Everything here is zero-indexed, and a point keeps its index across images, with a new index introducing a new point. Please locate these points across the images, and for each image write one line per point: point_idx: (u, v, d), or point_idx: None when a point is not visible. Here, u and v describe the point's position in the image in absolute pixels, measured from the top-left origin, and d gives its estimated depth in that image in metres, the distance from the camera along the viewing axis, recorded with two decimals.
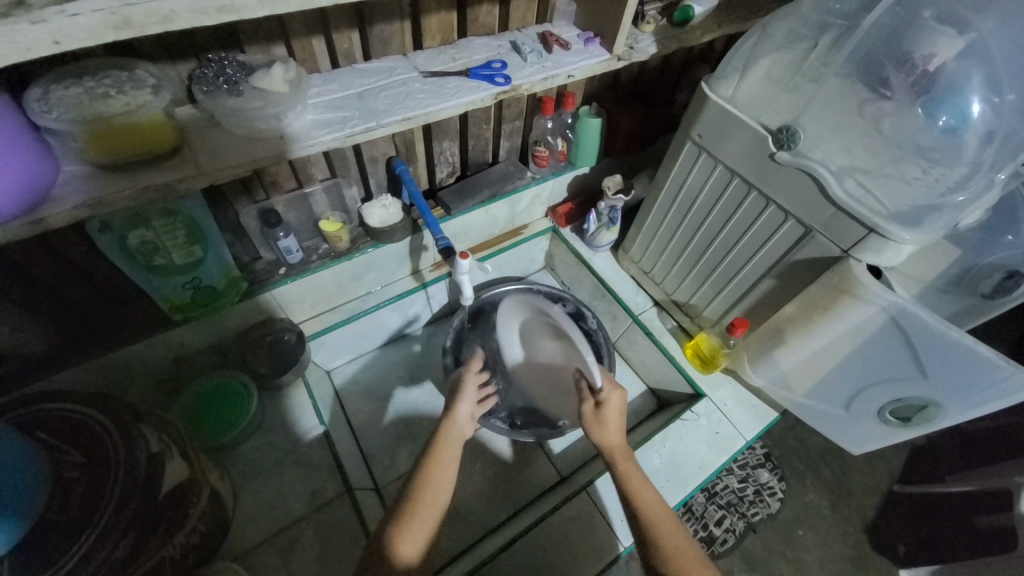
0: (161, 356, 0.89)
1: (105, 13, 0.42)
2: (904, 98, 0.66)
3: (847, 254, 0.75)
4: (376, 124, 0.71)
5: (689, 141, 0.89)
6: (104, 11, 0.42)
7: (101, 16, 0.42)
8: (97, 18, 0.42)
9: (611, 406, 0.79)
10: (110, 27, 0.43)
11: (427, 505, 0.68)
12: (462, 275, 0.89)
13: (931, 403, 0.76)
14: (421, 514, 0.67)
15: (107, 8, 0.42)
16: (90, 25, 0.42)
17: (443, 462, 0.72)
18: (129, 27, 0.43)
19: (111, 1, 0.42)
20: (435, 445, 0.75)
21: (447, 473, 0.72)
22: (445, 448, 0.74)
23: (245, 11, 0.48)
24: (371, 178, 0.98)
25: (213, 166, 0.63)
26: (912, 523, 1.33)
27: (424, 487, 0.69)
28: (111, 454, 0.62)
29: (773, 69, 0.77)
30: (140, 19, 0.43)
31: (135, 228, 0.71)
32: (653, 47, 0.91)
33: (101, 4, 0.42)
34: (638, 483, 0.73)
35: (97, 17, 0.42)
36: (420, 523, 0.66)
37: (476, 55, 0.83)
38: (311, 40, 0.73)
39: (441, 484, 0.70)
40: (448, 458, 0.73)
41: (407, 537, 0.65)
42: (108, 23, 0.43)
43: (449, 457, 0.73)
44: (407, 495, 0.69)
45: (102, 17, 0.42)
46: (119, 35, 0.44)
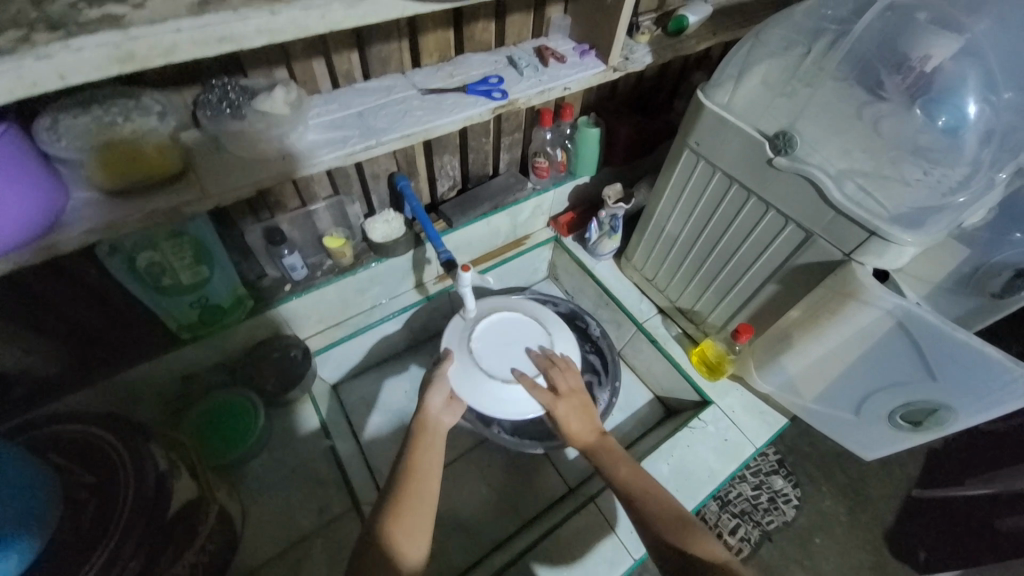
0: (169, 376, 0.90)
1: (110, 47, 0.43)
2: (901, 100, 0.67)
3: (850, 258, 0.74)
4: (376, 142, 0.73)
5: (687, 149, 0.90)
6: (109, 46, 0.43)
7: (107, 51, 0.43)
8: (102, 52, 0.43)
9: (575, 403, 0.85)
10: (115, 60, 0.44)
11: (416, 490, 0.68)
12: (463, 287, 0.89)
13: (941, 406, 0.75)
14: (412, 503, 0.66)
15: (111, 42, 0.43)
16: (95, 59, 0.43)
17: (424, 451, 0.73)
18: (133, 60, 0.45)
19: (115, 35, 0.43)
20: (414, 438, 0.75)
21: (429, 462, 0.72)
22: (424, 441, 0.74)
23: (246, 41, 0.49)
24: (373, 194, 0.99)
25: (216, 187, 0.64)
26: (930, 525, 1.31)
27: (411, 476, 0.69)
28: (121, 478, 0.63)
29: (768, 76, 0.77)
30: (143, 52, 0.45)
31: (143, 250, 0.72)
32: (649, 57, 0.92)
33: (106, 39, 0.43)
34: (619, 464, 0.77)
35: (102, 51, 0.43)
36: (413, 510, 0.65)
37: (473, 71, 0.85)
38: (312, 63, 0.74)
39: (427, 473, 0.70)
40: (428, 449, 0.74)
41: (401, 528, 0.63)
42: (114, 57, 0.44)
43: (431, 449, 0.74)
44: (393, 487, 0.69)
45: (108, 51, 0.43)
46: (123, 68, 0.45)
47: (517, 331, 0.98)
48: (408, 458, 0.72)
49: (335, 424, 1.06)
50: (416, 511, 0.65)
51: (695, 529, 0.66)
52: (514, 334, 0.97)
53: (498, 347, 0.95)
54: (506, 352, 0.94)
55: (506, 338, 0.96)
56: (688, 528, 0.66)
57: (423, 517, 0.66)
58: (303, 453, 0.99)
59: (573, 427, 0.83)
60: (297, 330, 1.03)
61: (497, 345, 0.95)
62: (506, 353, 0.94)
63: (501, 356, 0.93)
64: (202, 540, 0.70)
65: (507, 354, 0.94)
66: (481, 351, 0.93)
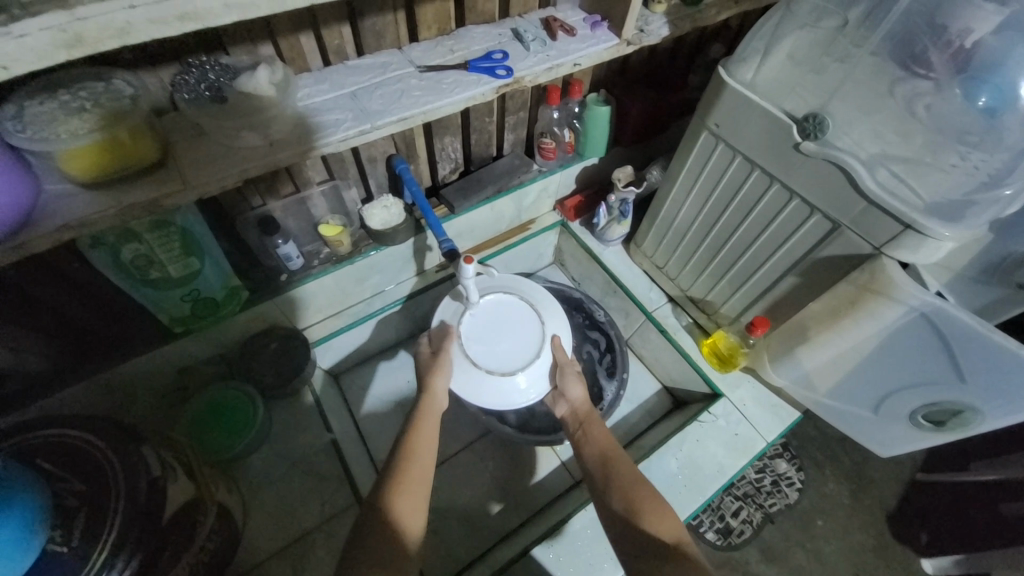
0: (165, 369, 0.88)
1: (55, 31, 0.39)
2: (943, 77, 0.60)
3: (879, 252, 0.70)
4: (370, 126, 0.68)
5: (705, 131, 0.84)
6: (53, 30, 0.39)
7: (50, 35, 0.39)
8: (46, 37, 0.39)
9: (573, 372, 0.86)
10: (61, 45, 0.40)
11: (415, 471, 0.67)
12: (467, 280, 0.81)
13: (967, 408, 0.72)
14: (413, 483, 0.66)
15: (56, 25, 0.39)
16: (39, 46, 0.39)
17: (425, 436, 0.72)
18: (82, 44, 0.41)
19: (60, 17, 0.39)
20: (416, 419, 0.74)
21: (429, 446, 0.71)
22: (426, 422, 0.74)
23: (210, 17, 0.44)
24: (371, 179, 0.94)
25: (199, 178, 0.60)
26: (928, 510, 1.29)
27: (410, 457, 0.69)
28: (110, 481, 0.61)
29: (796, 51, 0.70)
30: (92, 34, 0.41)
31: (128, 242, 0.68)
32: (665, 28, 0.85)
33: (49, 22, 0.39)
34: (599, 436, 0.77)
35: (46, 36, 0.39)
36: (411, 490, 0.65)
37: (475, 46, 0.78)
38: (298, 38, 0.68)
39: (424, 458, 0.69)
40: (428, 432, 0.73)
41: (401, 503, 0.64)
42: (60, 41, 0.40)
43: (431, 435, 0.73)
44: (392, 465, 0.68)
45: (52, 36, 0.39)
46: (71, 53, 0.41)
47: (510, 315, 0.89)
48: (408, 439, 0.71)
49: (334, 414, 1.05)
50: (414, 492, 0.65)
51: (660, 506, 0.65)
52: (507, 320, 0.89)
53: (487, 333, 0.87)
54: (497, 340, 0.86)
55: (497, 325, 0.88)
56: (654, 503, 0.66)
57: (418, 498, 0.66)
58: (304, 443, 0.98)
59: (569, 393, 0.85)
60: (297, 322, 1.00)
61: (488, 330, 0.87)
62: (497, 342, 0.86)
63: (490, 343, 0.86)
64: (200, 543, 0.70)
65: (498, 343, 0.86)
66: (469, 338, 0.86)
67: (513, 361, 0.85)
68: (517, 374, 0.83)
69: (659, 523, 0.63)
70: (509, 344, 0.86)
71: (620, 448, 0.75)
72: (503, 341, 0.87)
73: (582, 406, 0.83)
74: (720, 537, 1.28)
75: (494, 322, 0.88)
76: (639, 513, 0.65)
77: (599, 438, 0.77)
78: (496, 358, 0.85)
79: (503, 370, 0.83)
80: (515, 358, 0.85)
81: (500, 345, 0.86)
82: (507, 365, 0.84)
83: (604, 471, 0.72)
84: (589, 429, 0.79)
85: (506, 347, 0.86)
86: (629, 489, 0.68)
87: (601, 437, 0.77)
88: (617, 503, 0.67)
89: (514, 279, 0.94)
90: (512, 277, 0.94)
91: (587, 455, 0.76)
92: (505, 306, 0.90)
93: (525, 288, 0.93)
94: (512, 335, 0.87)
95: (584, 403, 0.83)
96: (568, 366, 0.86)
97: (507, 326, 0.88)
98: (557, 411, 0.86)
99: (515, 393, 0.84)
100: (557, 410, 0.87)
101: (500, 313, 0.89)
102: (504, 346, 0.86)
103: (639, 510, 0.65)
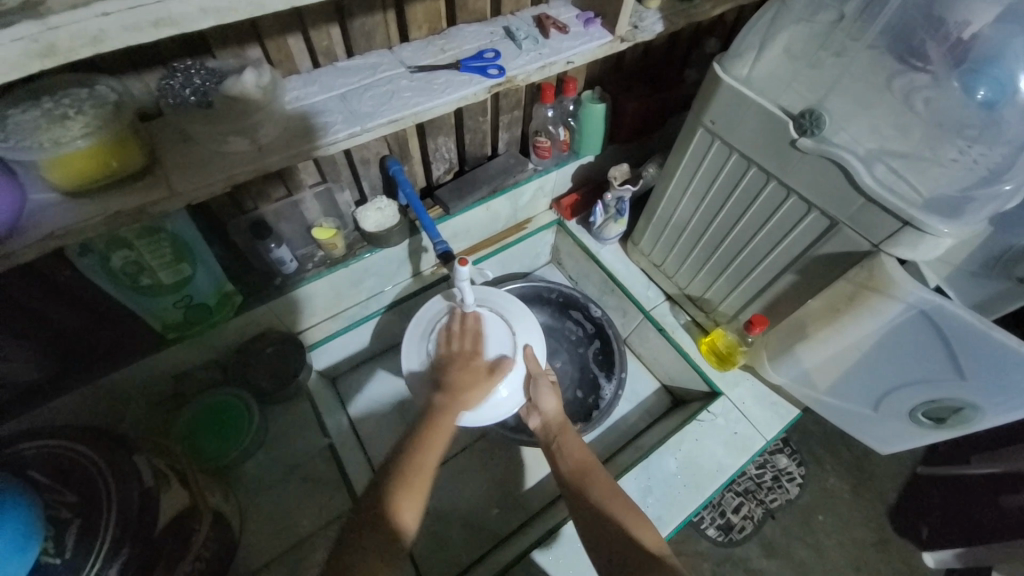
0: (159, 375, 0.87)
1: (27, 42, 0.38)
2: (940, 69, 0.60)
3: (878, 249, 0.69)
4: (360, 129, 0.67)
5: (701, 127, 0.83)
6: (25, 40, 0.38)
7: (23, 46, 0.39)
8: (18, 47, 0.39)
9: (547, 385, 0.85)
10: (34, 56, 0.39)
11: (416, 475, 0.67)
12: (461, 282, 0.80)
13: (967, 405, 0.71)
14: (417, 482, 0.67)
15: (27, 35, 0.38)
16: (11, 57, 0.39)
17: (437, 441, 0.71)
18: (56, 54, 0.40)
19: (32, 27, 0.38)
20: (427, 424, 0.73)
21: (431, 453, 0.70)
22: (437, 427, 0.72)
23: (187, 23, 0.44)
24: (364, 181, 0.93)
25: (186, 185, 0.59)
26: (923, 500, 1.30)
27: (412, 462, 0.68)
28: (102, 496, 0.60)
29: (792, 45, 0.69)
30: (66, 43, 0.40)
31: (117, 249, 0.67)
32: (660, 25, 0.83)
33: (21, 32, 0.38)
34: (575, 447, 0.80)
35: (18, 47, 0.38)
36: (415, 491, 0.65)
37: (466, 45, 0.77)
38: (287, 39, 0.67)
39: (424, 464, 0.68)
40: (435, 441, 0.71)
41: (408, 504, 0.64)
42: (32, 52, 0.39)
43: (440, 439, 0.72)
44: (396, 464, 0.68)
45: (24, 47, 0.39)
46: (44, 63, 0.40)
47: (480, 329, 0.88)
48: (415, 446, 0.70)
49: (331, 418, 1.04)
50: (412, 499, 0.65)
51: (637, 514, 0.69)
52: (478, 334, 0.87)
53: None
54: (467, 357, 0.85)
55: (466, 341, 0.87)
56: (631, 514, 0.69)
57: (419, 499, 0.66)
58: (301, 447, 0.97)
59: (542, 405, 0.85)
60: (291, 326, 0.99)
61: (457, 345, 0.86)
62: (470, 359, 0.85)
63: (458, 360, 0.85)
64: (195, 552, 0.70)
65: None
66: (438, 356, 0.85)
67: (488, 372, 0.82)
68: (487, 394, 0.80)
69: (641, 531, 0.66)
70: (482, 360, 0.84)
71: (595, 460, 0.78)
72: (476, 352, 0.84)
73: (556, 417, 0.85)
74: (722, 533, 1.28)
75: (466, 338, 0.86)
76: (621, 519, 0.68)
77: (575, 448, 0.80)
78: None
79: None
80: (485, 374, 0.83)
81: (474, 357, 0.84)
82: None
83: (582, 483, 0.74)
84: (563, 442, 0.81)
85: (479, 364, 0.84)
86: (609, 498, 0.71)
87: (578, 449, 0.80)
88: (598, 512, 0.70)
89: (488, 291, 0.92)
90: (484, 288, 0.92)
91: (564, 469, 0.78)
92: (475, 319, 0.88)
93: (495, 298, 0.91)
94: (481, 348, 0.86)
95: (558, 415, 0.85)
96: (542, 377, 0.85)
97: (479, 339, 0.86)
98: (529, 422, 0.87)
99: (493, 411, 0.80)
100: (529, 420, 0.88)
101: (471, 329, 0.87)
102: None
103: (621, 518, 0.68)
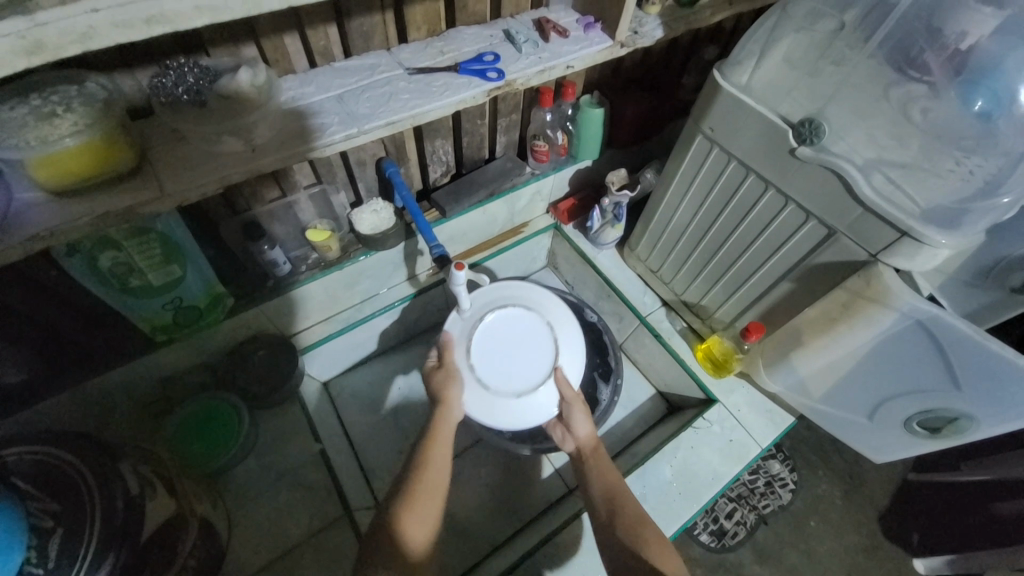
0: (147, 379, 0.86)
1: (13, 38, 0.37)
2: (938, 80, 0.59)
3: (876, 259, 0.69)
4: (358, 131, 0.66)
5: (700, 134, 0.82)
6: (12, 36, 0.38)
7: (9, 42, 0.38)
8: (3, 43, 0.37)
9: (580, 408, 0.84)
10: (21, 53, 0.38)
11: (427, 484, 0.68)
12: (459, 286, 0.81)
13: (962, 415, 0.71)
14: (425, 492, 0.67)
15: (14, 32, 0.37)
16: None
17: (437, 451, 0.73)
18: (43, 51, 0.39)
19: (19, 23, 0.37)
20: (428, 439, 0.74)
21: (442, 458, 0.72)
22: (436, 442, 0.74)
23: (180, 21, 0.43)
24: (359, 182, 0.92)
25: (177, 185, 0.57)
26: (933, 511, 1.26)
27: (423, 471, 0.70)
28: (87, 503, 0.59)
29: (792, 54, 0.69)
30: (54, 40, 0.39)
31: (105, 250, 0.65)
32: (659, 31, 0.83)
33: (7, 28, 0.37)
34: (606, 475, 0.77)
35: (5, 44, 0.37)
36: (420, 505, 0.66)
37: (465, 47, 0.77)
38: (282, 38, 0.66)
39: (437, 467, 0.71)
40: (442, 442, 0.74)
41: (412, 521, 0.64)
42: (19, 49, 0.38)
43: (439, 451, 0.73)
44: (403, 481, 0.69)
45: (11, 43, 0.38)
46: (31, 60, 0.39)
47: (528, 336, 0.90)
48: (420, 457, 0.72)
49: (324, 422, 1.03)
50: (423, 505, 0.66)
51: (662, 545, 0.66)
52: (521, 345, 0.89)
53: (497, 345, 0.88)
54: (502, 356, 0.87)
55: (515, 340, 0.89)
56: (658, 543, 0.66)
57: (431, 509, 0.67)
58: (291, 453, 0.96)
59: (575, 429, 0.83)
60: (284, 330, 0.98)
61: (500, 345, 0.88)
62: (501, 361, 0.87)
63: (496, 361, 0.87)
64: (183, 560, 0.69)
65: (501, 360, 0.87)
66: (483, 334, 0.88)
67: (518, 383, 0.85)
68: (495, 396, 0.83)
69: (666, 565, 0.63)
70: (517, 369, 0.87)
71: (627, 490, 0.75)
72: (508, 360, 0.87)
73: (588, 443, 0.82)
74: (714, 538, 1.27)
75: (507, 339, 0.89)
76: (643, 554, 0.64)
77: (608, 476, 0.77)
78: (493, 372, 0.85)
79: (502, 391, 0.84)
80: (518, 383, 0.85)
81: (509, 366, 0.86)
82: (507, 386, 0.85)
83: (613, 509, 0.72)
84: (595, 467, 0.79)
85: (508, 370, 0.86)
86: (636, 529, 0.68)
87: (609, 476, 0.77)
88: (622, 546, 0.66)
89: (552, 304, 0.94)
90: (548, 300, 0.94)
91: (595, 493, 0.76)
92: (528, 325, 0.91)
93: (553, 313, 0.93)
94: (523, 359, 0.88)
95: (591, 440, 0.82)
96: (576, 402, 0.84)
97: (517, 347, 0.88)
98: (564, 445, 0.86)
99: (503, 415, 0.83)
100: (564, 445, 0.86)
101: (515, 331, 0.90)
102: (510, 366, 0.86)
103: (645, 550, 0.65)
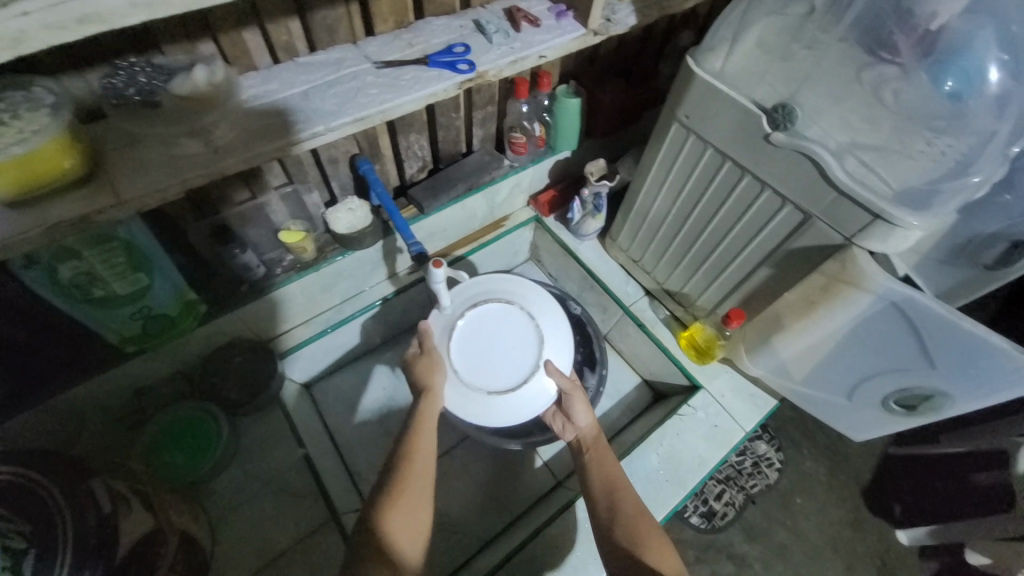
0: (118, 391, 0.83)
1: None
2: (908, 62, 0.59)
3: (850, 242, 0.69)
4: (325, 128, 0.63)
5: (675, 122, 0.82)
6: None
7: None
8: None
9: (581, 398, 0.84)
10: None
11: (413, 482, 0.67)
12: (437, 284, 0.80)
13: (937, 392, 0.72)
14: (411, 489, 0.66)
15: None
16: None
17: (424, 444, 0.71)
18: None
19: None
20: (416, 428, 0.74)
21: (428, 455, 0.71)
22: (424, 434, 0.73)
23: (118, 19, 0.41)
24: (333, 180, 0.90)
25: (132, 190, 0.55)
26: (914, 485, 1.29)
27: (411, 461, 0.69)
28: (59, 522, 0.57)
29: (764, 39, 0.69)
30: None
31: (65, 260, 0.62)
32: (633, 17, 0.82)
33: None
34: (607, 467, 0.77)
35: None
36: (406, 510, 0.64)
37: (435, 39, 0.75)
38: (241, 34, 0.64)
39: (423, 467, 0.69)
40: (427, 438, 0.73)
41: (398, 525, 0.62)
42: None
43: (426, 447, 0.72)
44: (392, 473, 0.68)
45: None
46: None
47: (516, 338, 0.89)
48: (407, 456, 0.70)
49: (308, 426, 1.02)
50: (410, 508, 0.64)
51: (660, 540, 0.65)
52: (505, 346, 0.88)
53: (483, 335, 0.88)
54: (483, 344, 0.88)
55: (505, 337, 0.89)
56: (654, 539, 0.65)
57: (416, 516, 0.65)
58: (277, 458, 0.95)
59: (576, 419, 0.84)
60: (261, 334, 0.96)
61: (485, 338, 0.88)
62: (480, 348, 0.87)
63: (478, 352, 0.87)
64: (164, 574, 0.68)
65: (483, 348, 0.87)
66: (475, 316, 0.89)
67: (491, 377, 0.86)
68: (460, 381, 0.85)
69: (664, 561, 0.62)
70: (495, 362, 0.87)
71: (624, 479, 0.75)
72: (486, 354, 0.87)
73: (589, 433, 0.83)
74: (704, 521, 1.29)
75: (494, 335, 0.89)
76: (640, 549, 0.63)
77: (605, 468, 0.77)
78: (470, 360, 0.87)
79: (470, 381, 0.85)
80: (491, 378, 0.86)
81: (488, 359, 0.87)
82: (478, 377, 0.86)
83: (610, 500, 0.72)
84: (593, 458, 0.79)
85: (484, 358, 0.87)
86: (632, 525, 0.67)
87: (608, 467, 0.77)
88: (617, 541, 0.66)
89: (547, 307, 0.92)
90: (545, 306, 0.92)
91: (591, 486, 0.75)
92: (520, 329, 0.90)
93: (547, 318, 0.91)
94: (505, 354, 0.87)
95: (592, 430, 0.83)
96: (575, 391, 0.84)
97: (502, 347, 0.88)
98: (566, 436, 0.86)
99: (458, 405, 0.84)
100: (565, 434, 0.87)
101: (504, 330, 0.89)
102: (489, 360, 0.87)
103: (640, 546, 0.64)
